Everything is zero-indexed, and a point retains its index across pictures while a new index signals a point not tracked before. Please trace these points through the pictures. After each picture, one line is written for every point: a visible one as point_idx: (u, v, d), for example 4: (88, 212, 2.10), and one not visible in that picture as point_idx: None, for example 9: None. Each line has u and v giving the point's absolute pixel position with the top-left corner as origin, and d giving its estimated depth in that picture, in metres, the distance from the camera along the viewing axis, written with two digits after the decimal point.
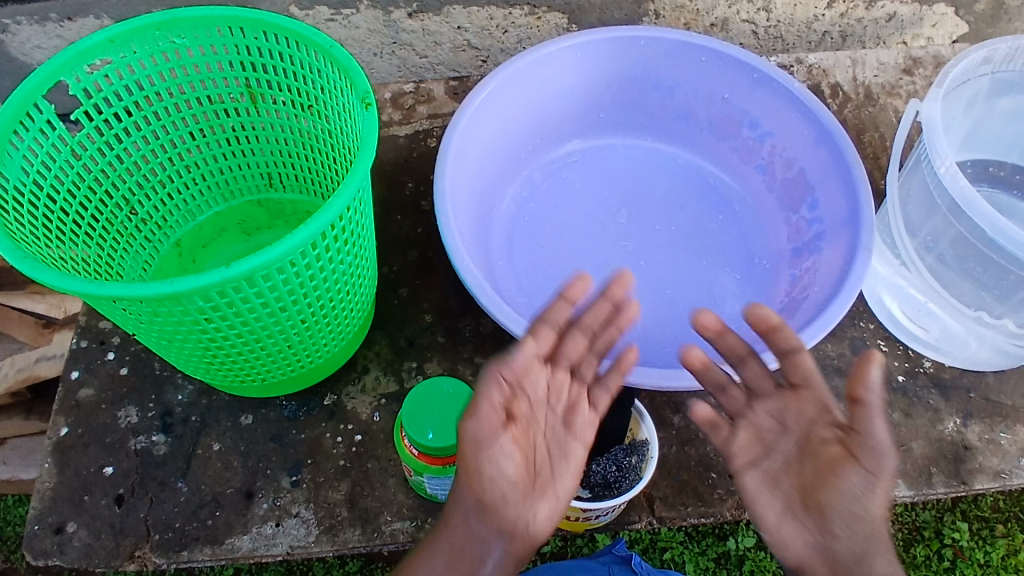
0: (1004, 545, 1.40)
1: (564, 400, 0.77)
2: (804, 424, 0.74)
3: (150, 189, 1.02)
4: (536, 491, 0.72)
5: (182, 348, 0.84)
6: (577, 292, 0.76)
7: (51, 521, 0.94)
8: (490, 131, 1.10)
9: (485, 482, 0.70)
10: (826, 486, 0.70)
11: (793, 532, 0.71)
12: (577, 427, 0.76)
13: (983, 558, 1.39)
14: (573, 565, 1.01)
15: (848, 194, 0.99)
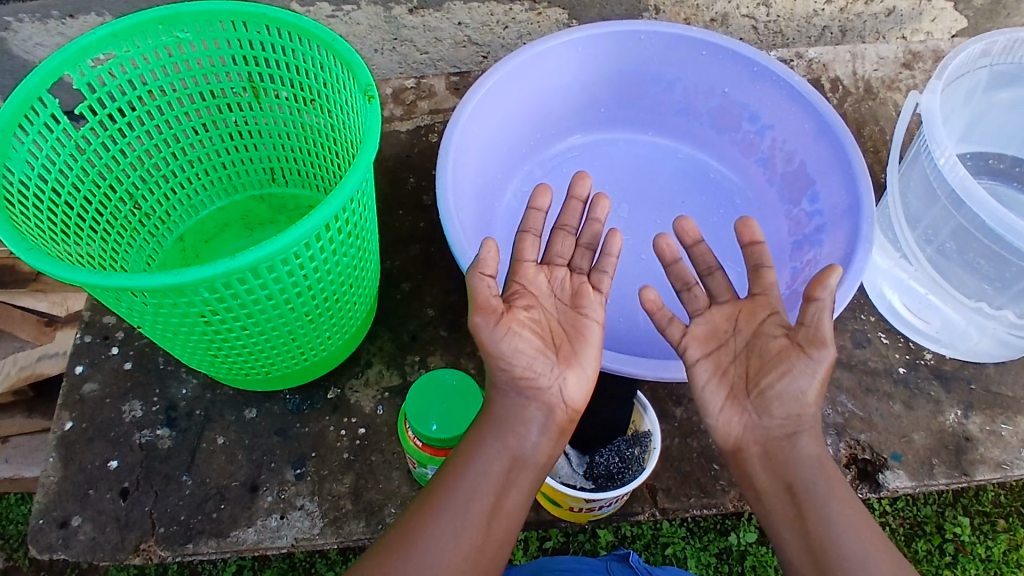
0: (1005, 539, 1.40)
1: (568, 290, 0.82)
2: (755, 324, 0.78)
3: (154, 183, 1.02)
4: (562, 360, 0.76)
5: (187, 341, 0.85)
6: (544, 199, 0.84)
7: (56, 515, 0.95)
8: (491, 125, 1.10)
9: (509, 361, 0.75)
10: (771, 371, 0.75)
11: (733, 414, 0.76)
12: (585, 307, 0.80)
13: (984, 552, 1.40)
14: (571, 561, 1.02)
15: (848, 186, 0.99)
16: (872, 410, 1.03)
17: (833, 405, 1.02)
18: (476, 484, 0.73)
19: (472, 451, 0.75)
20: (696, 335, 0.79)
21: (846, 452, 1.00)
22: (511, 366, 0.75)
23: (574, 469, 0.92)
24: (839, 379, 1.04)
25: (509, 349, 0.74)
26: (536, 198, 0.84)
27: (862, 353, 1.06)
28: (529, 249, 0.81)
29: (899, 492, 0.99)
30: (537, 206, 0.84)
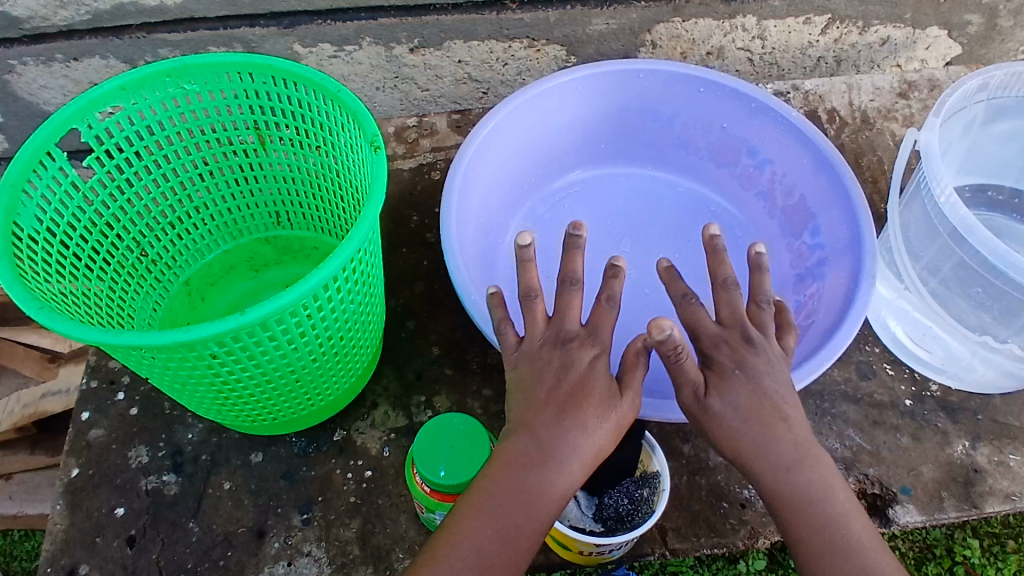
0: (1017, 561, 1.40)
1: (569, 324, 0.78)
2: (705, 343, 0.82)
3: (160, 230, 1.03)
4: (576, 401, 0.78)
5: (195, 390, 0.85)
6: (578, 264, 0.80)
7: (63, 564, 0.94)
8: (495, 164, 1.11)
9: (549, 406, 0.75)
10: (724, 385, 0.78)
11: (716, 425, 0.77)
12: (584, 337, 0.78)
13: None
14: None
15: (849, 220, 1.00)
16: (880, 443, 1.02)
17: (841, 439, 1.02)
18: (495, 556, 0.69)
19: (505, 518, 0.70)
20: (704, 355, 0.75)
21: (855, 486, 0.99)
22: (601, 446, 0.74)
23: (582, 512, 0.91)
24: (846, 413, 1.04)
25: (611, 427, 0.74)
26: (570, 267, 0.80)
27: (867, 385, 1.06)
28: (577, 307, 0.78)
29: (909, 527, 0.98)
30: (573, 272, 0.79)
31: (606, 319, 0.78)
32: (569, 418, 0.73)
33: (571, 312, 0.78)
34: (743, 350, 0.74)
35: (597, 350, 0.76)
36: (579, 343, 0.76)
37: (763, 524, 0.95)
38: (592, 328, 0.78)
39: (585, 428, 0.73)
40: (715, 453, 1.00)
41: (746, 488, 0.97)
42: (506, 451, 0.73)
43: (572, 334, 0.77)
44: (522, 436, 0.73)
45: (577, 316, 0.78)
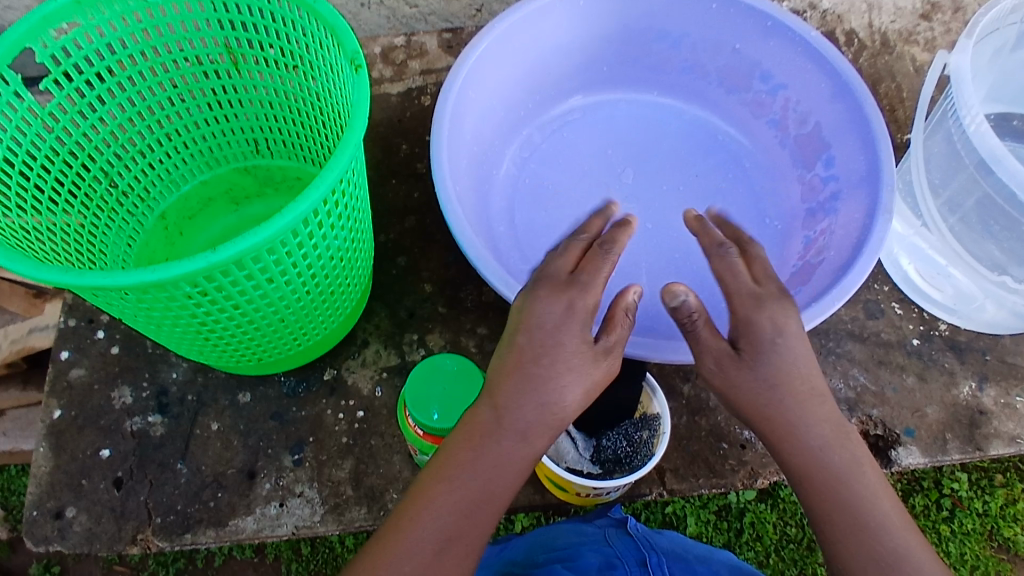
0: (1003, 494, 1.53)
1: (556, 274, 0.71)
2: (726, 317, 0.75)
3: (130, 159, 0.96)
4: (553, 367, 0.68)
5: (173, 331, 0.81)
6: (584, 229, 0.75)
7: (50, 506, 0.93)
8: (489, 89, 1.04)
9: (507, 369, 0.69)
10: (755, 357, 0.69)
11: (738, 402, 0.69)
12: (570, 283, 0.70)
13: (982, 508, 1.53)
14: (572, 524, 0.97)
15: (867, 152, 0.94)
16: (885, 383, 1.00)
17: (845, 378, 0.99)
18: (453, 529, 0.65)
19: (469, 488, 0.66)
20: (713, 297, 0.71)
21: (858, 427, 0.97)
22: (566, 410, 0.68)
23: (580, 453, 0.88)
24: (851, 352, 1.01)
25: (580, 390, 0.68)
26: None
27: (874, 325, 1.03)
28: (570, 254, 0.73)
29: (911, 468, 0.96)
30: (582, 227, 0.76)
31: (593, 264, 0.71)
32: (530, 382, 0.67)
33: (561, 258, 0.72)
34: (756, 298, 0.69)
35: (568, 299, 0.69)
36: (552, 291, 0.69)
37: (764, 465, 0.93)
38: (579, 272, 0.71)
39: (550, 394, 0.67)
40: None
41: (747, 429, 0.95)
42: (471, 422, 0.69)
43: (551, 280, 0.70)
44: (485, 404, 0.69)
45: (567, 263, 0.72)
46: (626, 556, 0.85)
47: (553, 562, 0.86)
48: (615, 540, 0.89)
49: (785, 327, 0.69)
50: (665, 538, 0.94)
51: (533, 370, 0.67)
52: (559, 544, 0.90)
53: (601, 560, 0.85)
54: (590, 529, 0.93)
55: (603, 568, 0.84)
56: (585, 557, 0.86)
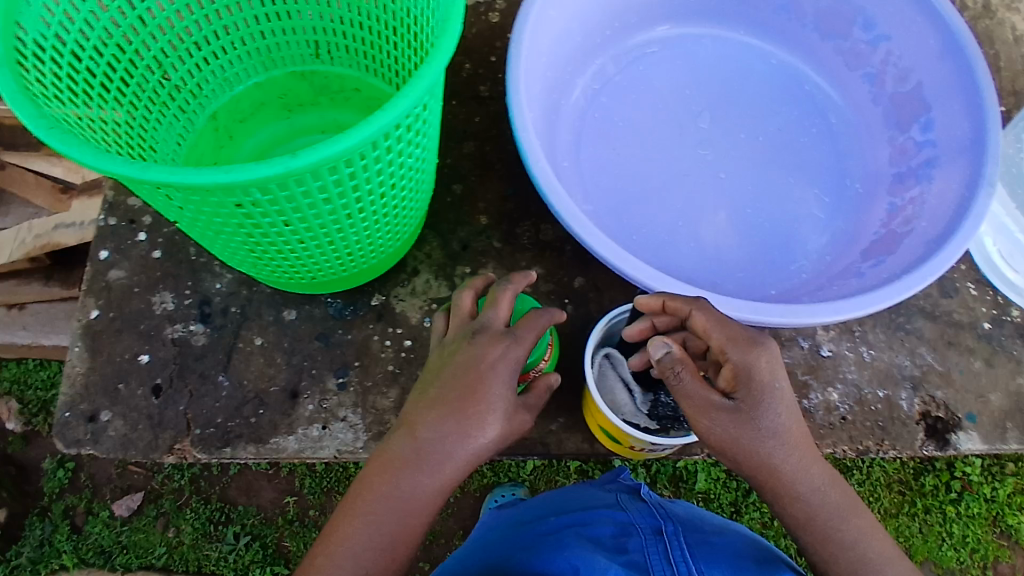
0: (1012, 482, 1.53)
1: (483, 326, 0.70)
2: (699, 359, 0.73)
3: (184, 51, 0.88)
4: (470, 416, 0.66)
5: (228, 240, 0.76)
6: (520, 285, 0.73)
7: (84, 409, 0.92)
8: (570, 9, 0.95)
9: (428, 411, 0.68)
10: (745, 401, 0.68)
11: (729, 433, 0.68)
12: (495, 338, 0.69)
13: (990, 493, 1.53)
14: (581, 491, 1.01)
15: (975, 119, 0.87)
16: (952, 364, 0.96)
17: (912, 356, 0.96)
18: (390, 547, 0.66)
19: (405, 509, 0.67)
20: None
21: (919, 408, 0.94)
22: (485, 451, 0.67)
23: (637, 407, 0.84)
24: (921, 330, 0.97)
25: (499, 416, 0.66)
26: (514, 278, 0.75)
27: (947, 303, 0.99)
28: (503, 305, 0.71)
29: (968, 454, 0.94)
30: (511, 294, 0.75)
31: (535, 323, 0.71)
32: (453, 420, 0.66)
33: (496, 308, 0.71)
34: (750, 340, 0.68)
35: (507, 346, 0.69)
36: (489, 341, 0.69)
37: (820, 436, 0.91)
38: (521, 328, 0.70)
39: (472, 425, 0.66)
40: None
41: (807, 399, 0.92)
42: (386, 451, 0.68)
43: (488, 329, 0.69)
44: (403, 437, 0.68)
45: (501, 315, 0.71)
46: (641, 523, 0.87)
47: (566, 527, 0.89)
48: (630, 508, 0.91)
49: (776, 373, 0.69)
50: (680, 507, 0.95)
51: (453, 413, 0.66)
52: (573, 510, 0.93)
53: (616, 526, 0.86)
54: (606, 498, 0.96)
55: (618, 533, 0.85)
56: (599, 524, 0.87)
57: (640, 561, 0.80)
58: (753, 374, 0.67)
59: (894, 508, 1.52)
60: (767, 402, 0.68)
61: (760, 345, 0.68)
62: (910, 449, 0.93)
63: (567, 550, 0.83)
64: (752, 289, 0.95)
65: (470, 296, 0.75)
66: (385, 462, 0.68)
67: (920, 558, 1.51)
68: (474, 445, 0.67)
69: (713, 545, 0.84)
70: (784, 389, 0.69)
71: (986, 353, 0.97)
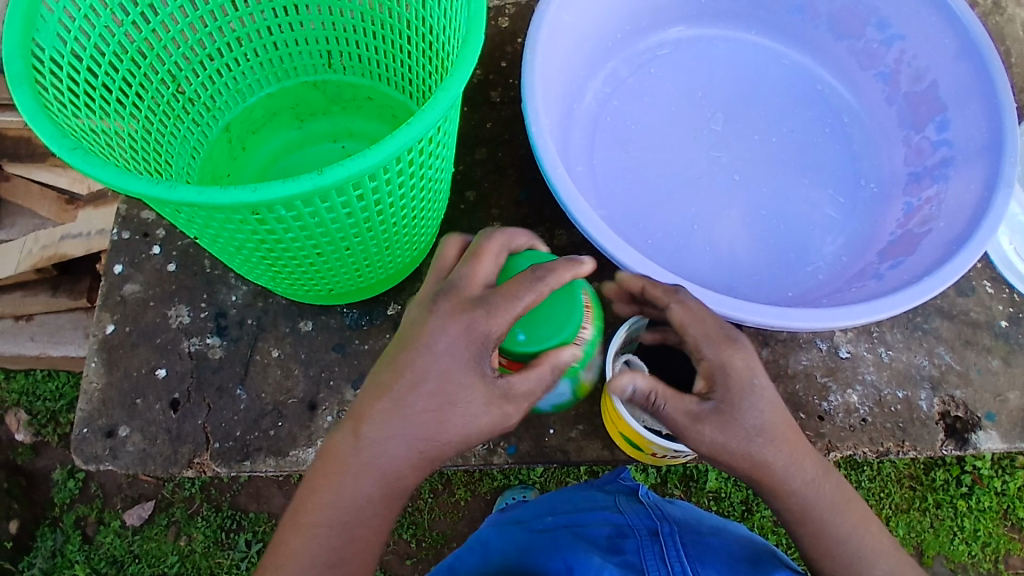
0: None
1: (457, 280, 0.63)
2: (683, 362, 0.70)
3: (196, 64, 0.88)
4: (408, 412, 0.62)
5: (247, 254, 0.76)
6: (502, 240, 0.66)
7: (101, 424, 0.92)
8: (583, 13, 0.95)
9: (370, 406, 0.63)
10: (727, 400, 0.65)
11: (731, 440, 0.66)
12: (465, 292, 0.62)
13: (1001, 487, 1.52)
14: (580, 489, 1.04)
15: (992, 118, 0.87)
16: (970, 364, 0.96)
17: (930, 356, 0.96)
18: None
19: None
20: None
21: (938, 408, 0.94)
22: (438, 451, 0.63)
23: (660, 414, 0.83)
24: (939, 329, 0.97)
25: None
26: (514, 233, 0.69)
27: (963, 302, 0.98)
28: (483, 259, 0.64)
29: (987, 453, 0.94)
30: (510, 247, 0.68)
31: (522, 287, 0.61)
32: (396, 415, 0.62)
33: (475, 263, 0.64)
34: (726, 337, 0.67)
35: (470, 318, 0.61)
36: (456, 300, 0.62)
37: (840, 439, 0.91)
38: (497, 290, 0.61)
39: (417, 423, 0.62)
40: (795, 360, 0.94)
41: (826, 401, 0.92)
42: (331, 451, 0.64)
43: (459, 286, 0.63)
44: (347, 433, 0.64)
45: (477, 270, 0.64)
46: (638, 524, 0.89)
47: (563, 528, 0.93)
48: (627, 508, 0.94)
49: (756, 367, 0.67)
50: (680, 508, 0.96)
51: (392, 406, 0.62)
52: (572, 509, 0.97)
53: (612, 528, 0.90)
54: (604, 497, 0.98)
55: (614, 534, 0.89)
56: (595, 526, 0.91)
57: (634, 562, 0.84)
58: (730, 371, 0.65)
59: (904, 504, 1.52)
60: (747, 400, 0.65)
61: (735, 342, 0.66)
62: (930, 449, 0.92)
63: (565, 553, 0.87)
64: (769, 292, 0.95)
65: (452, 250, 0.69)
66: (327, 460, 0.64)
67: (932, 553, 1.51)
68: (426, 446, 0.62)
69: (706, 544, 0.85)
70: (766, 385, 0.66)
71: (1004, 351, 0.97)
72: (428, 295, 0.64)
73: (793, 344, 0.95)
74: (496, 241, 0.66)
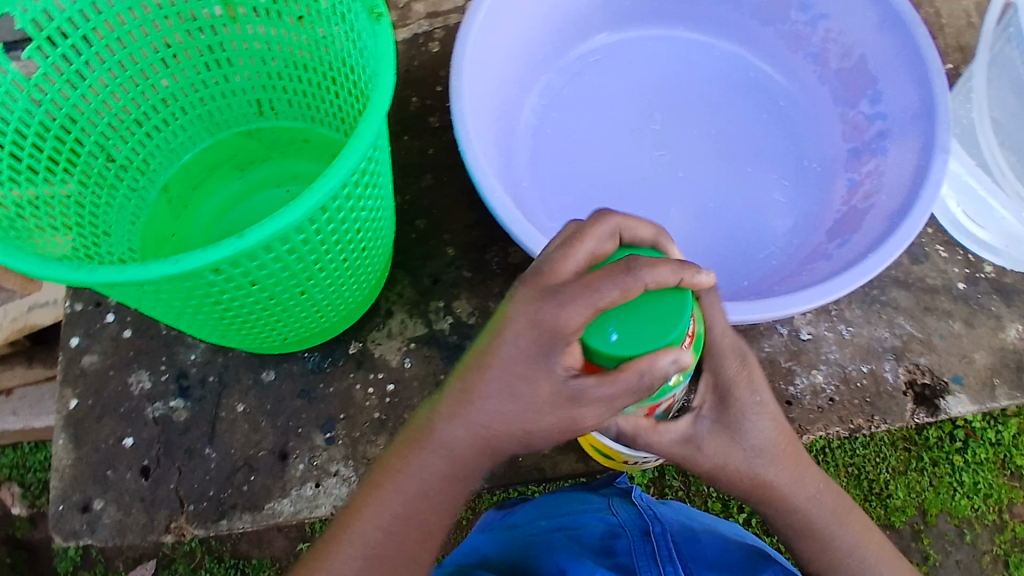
0: (1016, 423, 1.53)
1: (551, 267, 0.59)
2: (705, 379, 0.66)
3: (125, 131, 0.88)
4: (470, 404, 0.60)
5: (194, 318, 0.76)
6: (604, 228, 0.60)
7: (76, 500, 0.91)
8: (507, 30, 0.95)
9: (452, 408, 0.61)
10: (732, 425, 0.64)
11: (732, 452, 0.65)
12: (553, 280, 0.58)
13: (994, 437, 1.53)
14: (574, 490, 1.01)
15: (920, 87, 0.87)
16: (932, 330, 0.96)
17: (891, 327, 0.96)
18: None
19: None
20: None
21: (906, 377, 0.94)
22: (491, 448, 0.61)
23: None
24: (897, 300, 0.97)
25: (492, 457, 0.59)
26: (631, 221, 0.61)
27: (919, 270, 0.99)
28: (581, 246, 0.59)
29: (960, 417, 0.94)
30: (622, 236, 0.61)
31: (604, 280, 0.55)
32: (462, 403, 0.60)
33: (577, 249, 0.59)
34: (738, 355, 0.64)
35: (539, 310, 0.57)
36: (531, 294, 0.58)
37: (811, 421, 0.91)
38: (576, 280, 0.56)
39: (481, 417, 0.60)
40: (759, 349, 0.94)
41: (793, 385, 0.92)
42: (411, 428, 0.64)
43: (543, 279, 0.58)
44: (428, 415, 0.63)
45: (569, 259, 0.59)
46: (629, 524, 0.88)
47: (556, 530, 0.90)
48: (619, 508, 0.92)
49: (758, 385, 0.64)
50: (671, 509, 0.95)
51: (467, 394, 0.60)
52: (561, 511, 0.94)
53: (604, 528, 0.88)
54: (593, 499, 0.95)
55: (605, 536, 0.87)
56: (589, 527, 0.89)
57: (627, 565, 0.82)
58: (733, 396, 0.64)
59: (901, 466, 1.52)
60: (752, 421, 0.64)
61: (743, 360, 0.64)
62: (902, 420, 0.93)
63: (558, 555, 0.84)
64: (727, 283, 0.95)
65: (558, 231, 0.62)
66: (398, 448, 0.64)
67: (935, 512, 1.51)
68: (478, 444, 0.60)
69: (697, 543, 0.86)
70: (767, 402, 0.65)
71: (964, 313, 0.97)
72: (521, 282, 0.60)
73: (755, 332, 0.95)
74: (606, 225, 0.60)
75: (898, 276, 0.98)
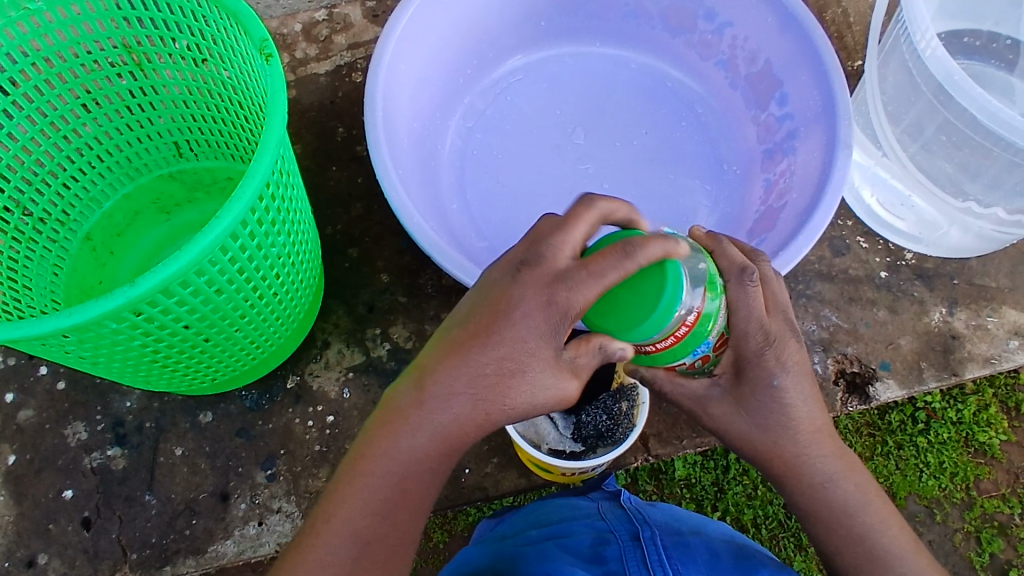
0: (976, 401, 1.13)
1: (550, 255, 0.57)
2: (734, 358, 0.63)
3: (41, 183, 0.88)
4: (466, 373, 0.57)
5: (111, 368, 0.75)
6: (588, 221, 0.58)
7: (20, 556, 0.90)
8: (420, 58, 0.96)
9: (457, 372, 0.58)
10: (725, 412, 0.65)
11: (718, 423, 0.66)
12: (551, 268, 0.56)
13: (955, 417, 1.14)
14: (562, 501, 0.86)
15: (819, 85, 0.90)
16: (857, 319, 0.99)
17: (818, 320, 0.99)
18: None
19: None
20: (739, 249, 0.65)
21: (834, 367, 0.97)
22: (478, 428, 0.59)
23: (561, 433, 0.89)
24: (821, 293, 1.00)
25: (411, 485, 0.60)
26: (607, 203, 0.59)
27: (841, 262, 1.01)
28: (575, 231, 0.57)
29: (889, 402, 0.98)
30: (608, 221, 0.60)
31: (607, 264, 0.54)
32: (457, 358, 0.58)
33: (567, 233, 0.57)
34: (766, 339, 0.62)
35: (550, 293, 0.55)
36: (535, 281, 0.56)
37: None
38: (581, 265, 0.55)
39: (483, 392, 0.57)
40: None
41: None
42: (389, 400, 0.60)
43: (543, 267, 0.56)
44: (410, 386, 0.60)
45: (569, 248, 0.57)
46: (619, 530, 0.75)
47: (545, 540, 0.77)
48: (609, 514, 0.79)
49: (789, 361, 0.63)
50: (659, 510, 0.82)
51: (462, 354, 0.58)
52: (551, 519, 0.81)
53: (594, 535, 0.74)
54: (582, 504, 0.84)
55: (595, 543, 0.73)
56: (577, 535, 0.75)
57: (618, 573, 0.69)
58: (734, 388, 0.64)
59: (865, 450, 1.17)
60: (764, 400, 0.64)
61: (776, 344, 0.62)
62: (834, 409, 0.96)
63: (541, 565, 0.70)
64: None
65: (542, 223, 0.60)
66: (385, 420, 0.61)
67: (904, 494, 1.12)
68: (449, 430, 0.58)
69: (685, 547, 0.73)
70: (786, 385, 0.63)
71: (888, 301, 1.00)
72: (508, 275, 0.57)
73: None
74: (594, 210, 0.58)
75: (824, 270, 1.01)
